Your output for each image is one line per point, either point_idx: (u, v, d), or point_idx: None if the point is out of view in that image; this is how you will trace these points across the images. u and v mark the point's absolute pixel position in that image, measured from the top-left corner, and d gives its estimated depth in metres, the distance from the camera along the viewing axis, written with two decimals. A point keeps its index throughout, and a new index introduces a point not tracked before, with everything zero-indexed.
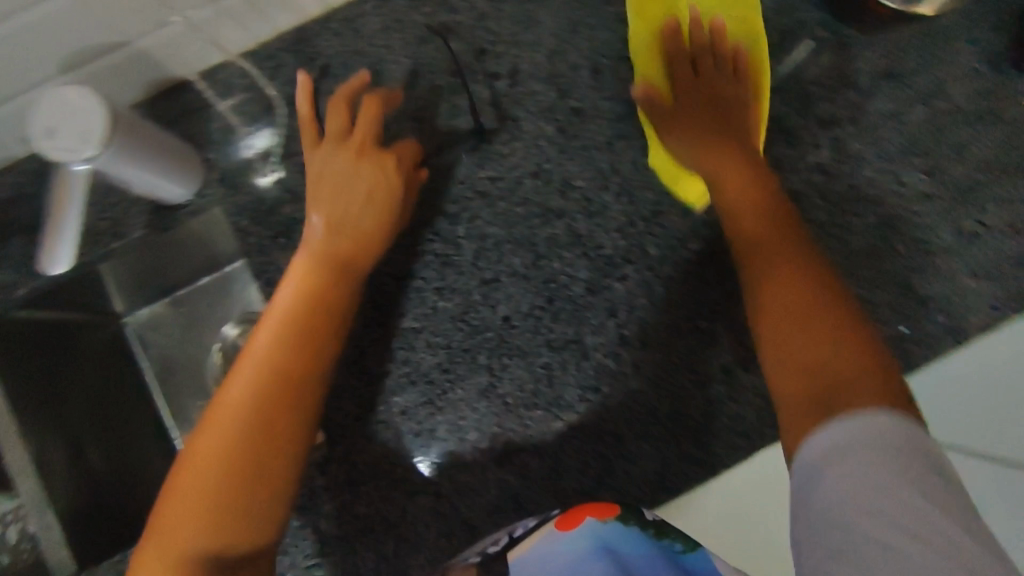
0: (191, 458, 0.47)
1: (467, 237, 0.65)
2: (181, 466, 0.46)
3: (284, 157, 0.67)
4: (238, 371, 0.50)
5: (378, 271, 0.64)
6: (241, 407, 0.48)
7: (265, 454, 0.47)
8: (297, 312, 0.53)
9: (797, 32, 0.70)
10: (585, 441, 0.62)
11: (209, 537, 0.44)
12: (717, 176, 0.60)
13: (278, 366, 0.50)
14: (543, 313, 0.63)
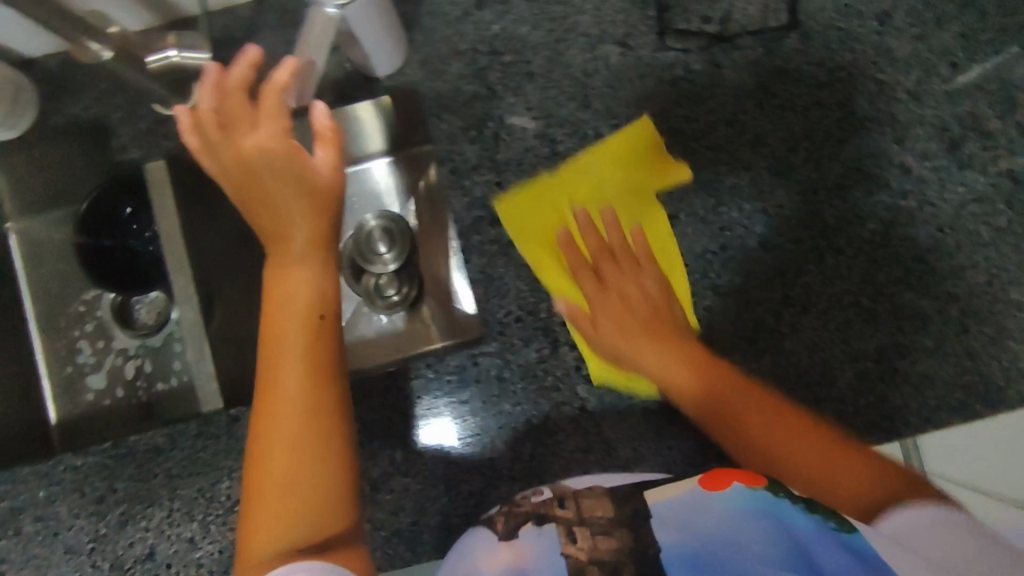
0: (258, 452, 0.45)
1: (653, 170, 0.66)
2: (251, 438, 0.46)
3: (487, 53, 0.67)
4: (270, 350, 0.46)
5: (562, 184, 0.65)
6: (305, 371, 0.45)
7: (329, 424, 0.46)
8: (323, 283, 0.47)
9: (1016, 34, 0.67)
10: None
11: (295, 537, 0.43)
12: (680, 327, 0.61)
13: (314, 356, 0.46)
14: (713, 259, 0.65)
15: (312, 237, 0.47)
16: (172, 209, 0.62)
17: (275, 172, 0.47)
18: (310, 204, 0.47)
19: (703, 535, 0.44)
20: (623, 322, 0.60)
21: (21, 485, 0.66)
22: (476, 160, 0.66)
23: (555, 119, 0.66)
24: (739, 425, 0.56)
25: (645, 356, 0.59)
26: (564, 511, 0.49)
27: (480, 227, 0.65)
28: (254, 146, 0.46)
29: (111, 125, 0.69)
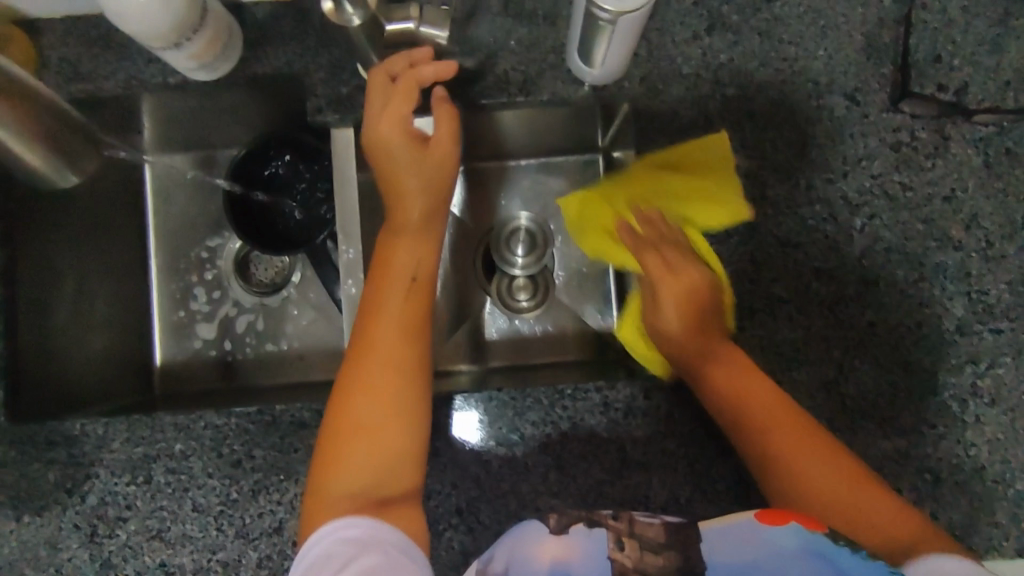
0: (359, 371, 0.55)
1: (861, 232, 0.64)
2: (350, 373, 0.55)
3: (711, 82, 0.64)
4: (382, 308, 0.57)
5: (766, 231, 0.64)
6: (396, 328, 0.56)
7: (411, 375, 0.55)
8: (425, 257, 0.60)
9: None
10: (903, 468, 0.61)
11: (352, 478, 0.53)
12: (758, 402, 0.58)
13: (404, 320, 0.57)
14: (907, 333, 0.63)
15: (424, 208, 0.61)
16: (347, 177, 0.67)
17: (398, 161, 0.60)
18: (427, 194, 0.61)
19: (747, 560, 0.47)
20: (688, 351, 0.60)
21: (159, 434, 0.65)
22: None
23: (768, 162, 0.64)
24: (770, 424, 0.56)
25: (716, 371, 0.59)
26: (617, 522, 0.51)
27: None
28: (384, 132, 0.59)
29: (309, 81, 0.66)
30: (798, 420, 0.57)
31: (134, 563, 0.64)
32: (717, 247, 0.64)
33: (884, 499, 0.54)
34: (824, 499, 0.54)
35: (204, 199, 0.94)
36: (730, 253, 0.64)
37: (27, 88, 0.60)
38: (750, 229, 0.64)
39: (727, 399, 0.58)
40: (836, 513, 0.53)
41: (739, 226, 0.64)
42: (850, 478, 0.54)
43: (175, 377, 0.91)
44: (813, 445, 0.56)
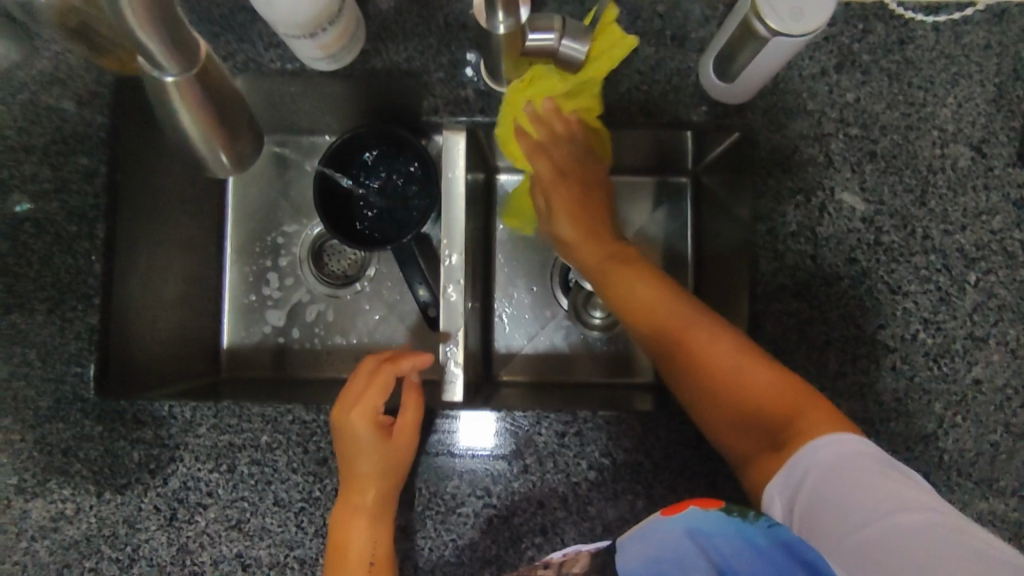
0: (340, 559, 0.60)
1: (975, 286, 0.62)
2: None
3: (835, 120, 0.64)
4: None
5: (877, 276, 0.63)
6: None
7: None
8: (383, 533, 0.60)
9: None
10: (998, 531, 0.60)
11: None
12: (716, 344, 0.58)
13: None
14: (1015, 393, 0.61)
15: (396, 457, 0.62)
16: (458, 181, 0.67)
17: (363, 447, 0.60)
18: (383, 483, 0.61)
19: (648, 556, 0.45)
20: (606, 268, 0.67)
21: (246, 424, 0.65)
22: (795, 226, 0.63)
23: (886, 207, 0.63)
24: (699, 364, 0.58)
25: (640, 291, 0.64)
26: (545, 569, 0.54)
27: (782, 297, 0.62)
28: (354, 419, 0.61)
29: (428, 81, 0.67)
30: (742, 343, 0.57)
31: (209, 551, 0.64)
32: (826, 287, 0.63)
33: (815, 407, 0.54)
34: (734, 424, 0.56)
35: (286, 185, 0.94)
36: (838, 294, 0.63)
37: (216, 75, 0.57)
38: (860, 273, 0.63)
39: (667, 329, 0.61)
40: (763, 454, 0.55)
41: (849, 268, 0.63)
42: (773, 400, 0.55)
43: (240, 361, 0.91)
44: (743, 364, 0.56)
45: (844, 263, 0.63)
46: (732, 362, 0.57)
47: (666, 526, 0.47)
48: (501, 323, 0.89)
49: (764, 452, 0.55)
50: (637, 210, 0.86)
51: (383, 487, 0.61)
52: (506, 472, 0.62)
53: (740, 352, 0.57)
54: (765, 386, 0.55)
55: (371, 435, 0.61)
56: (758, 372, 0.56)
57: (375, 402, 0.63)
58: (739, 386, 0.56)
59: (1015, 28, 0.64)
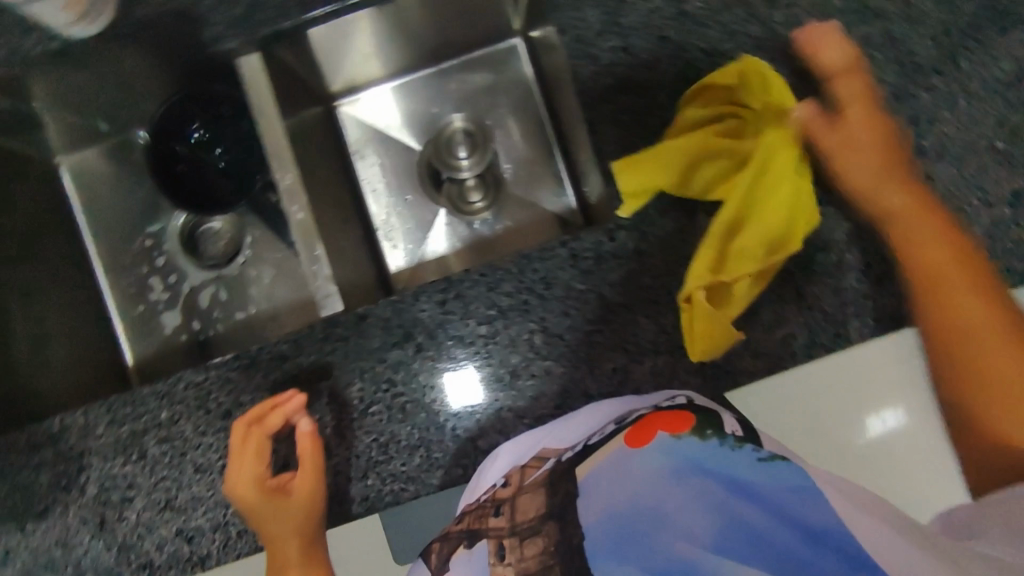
0: None
1: (784, 23, 0.65)
2: None
3: None
4: None
5: (692, 46, 0.64)
6: None
7: None
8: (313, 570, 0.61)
9: None
10: (870, 244, 0.63)
11: None
12: (936, 247, 0.59)
13: None
14: None
15: (303, 508, 0.60)
16: (270, 112, 0.66)
17: (259, 512, 0.60)
18: (296, 531, 0.61)
19: (629, 507, 0.50)
20: (926, 252, 0.58)
21: (142, 406, 0.64)
22: (600, 25, 0.64)
23: None
24: (936, 282, 0.58)
25: (851, 162, 0.59)
26: (499, 520, 0.54)
27: (611, 96, 0.63)
28: (240, 492, 0.60)
29: (202, 10, 0.67)
30: (932, 216, 0.59)
31: (149, 539, 0.63)
32: (646, 74, 0.63)
33: (1019, 355, 0.56)
34: (965, 330, 0.57)
35: (137, 185, 0.91)
36: (660, 77, 0.63)
37: None
38: (674, 48, 0.64)
39: (903, 233, 0.59)
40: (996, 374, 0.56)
41: (663, 47, 0.64)
42: (946, 254, 0.58)
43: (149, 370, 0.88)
44: (936, 252, 0.59)
45: (657, 44, 0.64)
46: (938, 256, 0.59)
47: (637, 463, 0.52)
48: (388, 241, 0.87)
49: (965, 264, 0.58)
50: (483, 92, 0.90)
51: (301, 528, 0.61)
52: (404, 359, 0.62)
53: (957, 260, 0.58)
54: (958, 272, 0.58)
55: (264, 489, 0.60)
56: (959, 264, 0.58)
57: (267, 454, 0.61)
58: (942, 270, 0.58)
59: None
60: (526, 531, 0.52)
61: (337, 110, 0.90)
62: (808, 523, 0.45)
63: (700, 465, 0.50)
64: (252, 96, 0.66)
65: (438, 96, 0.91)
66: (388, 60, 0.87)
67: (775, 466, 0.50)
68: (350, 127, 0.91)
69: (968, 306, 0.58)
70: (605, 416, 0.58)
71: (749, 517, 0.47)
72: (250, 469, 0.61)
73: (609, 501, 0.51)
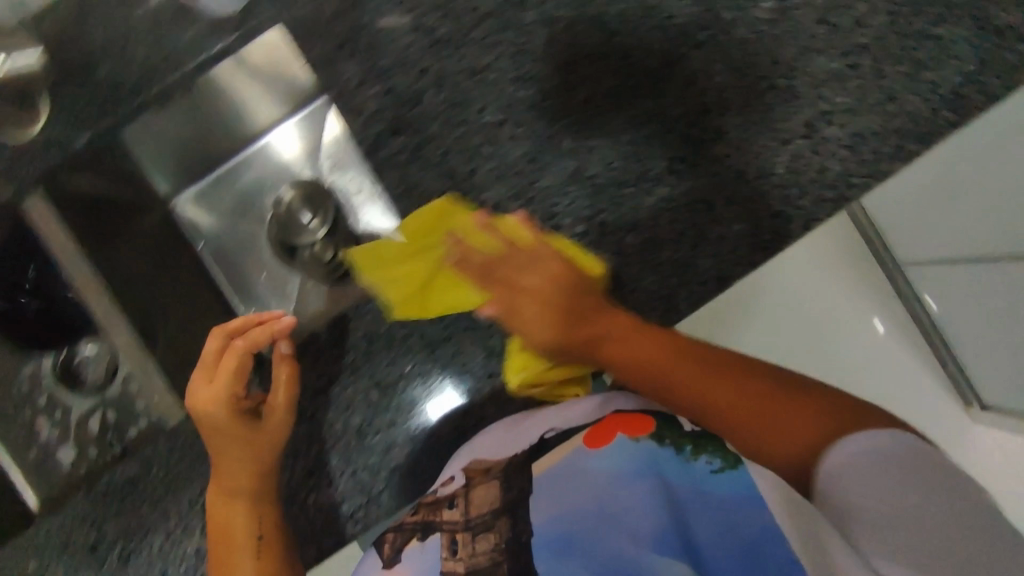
0: (224, 543, 0.60)
1: (539, 22, 0.63)
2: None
3: None
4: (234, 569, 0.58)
5: (452, 70, 0.62)
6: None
7: None
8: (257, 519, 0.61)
9: None
10: (677, 212, 0.63)
11: None
12: (690, 375, 0.51)
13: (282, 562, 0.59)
14: (624, 88, 0.63)
15: (274, 436, 0.64)
16: (68, 251, 0.62)
17: (223, 442, 0.61)
18: (254, 467, 0.63)
19: (572, 510, 0.50)
20: (647, 366, 0.53)
21: None
22: (358, 77, 0.62)
23: (423, 5, 0.62)
24: (668, 397, 0.52)
25: (633, 342, 0.54)
26: (452, 512, 0.54)
27: (383, 142, 0.63)
28: (212, 412, 0.60)
29: None
30: (692, 359, 0.52)
31: None
32: (415, 110, 0.62)
33: (810, 418, 0.47)
34: (666, 392, 0.52)
35: None
36: (429, 109, 0.62)
37: None
38: (436, 77, 0.62)
39: (629, 366, 0.54)
40: (789, 428, 0.47)
41: (425, 79, 0.62)
42: (717, 372, 0.52)
43: None
44: (713, 363, 0.52)
45: (418, 78, 0.62)
46: (683, 374, 0.52)
47: (592, 465, 0.53)
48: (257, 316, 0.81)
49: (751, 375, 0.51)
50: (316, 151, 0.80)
51: (257, 462, 0.63)
52: None
53: (671, 349, 0.53)
54: (676, 355, 0.53)
55: (225, 412, 0.60)
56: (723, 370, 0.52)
57: (245, 370, 0.62)
58: (681, 393, 0.51)
59: None
60: (477, 527, 0.51)
61: (174, 208, 0.81)
62: (750, 533, 0.46)
63: (663, 468, 0.51)
64: (43, 245, 0.61)
65: (274, 166, 0.83)
66: (200, 148, 0.77)
67: (742, 477, 0.49)
68: (188, 218, 0.82)
69: (816, 416, 0.47)
70: (552, 423, 0.61)
71: (710, 525, 0.47)
72: (208, 387, 0.61)
73: (556, 508, 0.51)
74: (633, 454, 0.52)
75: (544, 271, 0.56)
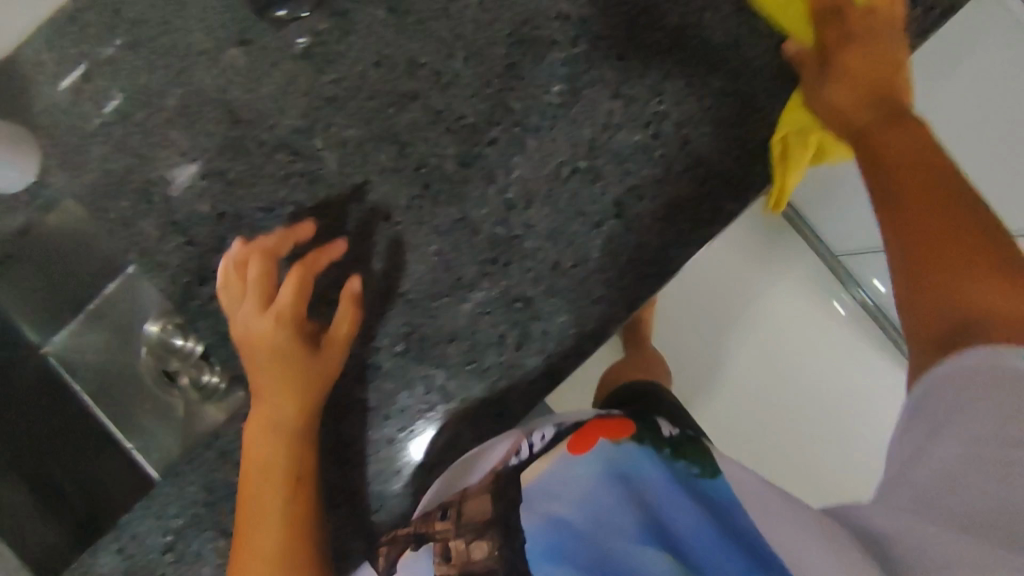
0: (241, 508, 0.55)
1: (328, 148, 0.62)
2: (253, 521, 0.54)
3: (116, 121, 0.62)
4: (263, 525, 0.53)
5: (249, 209, 0.62)
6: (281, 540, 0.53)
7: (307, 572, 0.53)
8: (283, 453, 0.56)
9: None
10: (497, 313, 0.62)
11: None
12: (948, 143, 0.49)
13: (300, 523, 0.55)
14: (423, 199, 0.62)
15: (328, 369, 0.58)
16: None
17: (262, 364, 0.57)
18: (299, 401, 0.57)
19: (579, 502, 0.41)
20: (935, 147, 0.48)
21: None
22: (157, 232, 0.62)
23: (212, 151, 0.62)
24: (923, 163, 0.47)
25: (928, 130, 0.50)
26: (443, 524, 0.46)
27: (193, 292, 0.62)
28: (259, 327, 0.56)
29: None
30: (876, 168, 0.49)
31: None
32: (218, 256, 0.62)
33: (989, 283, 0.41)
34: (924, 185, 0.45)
35: None
36: (232, 253, 0.62)
37: None
38: (235, 219, 0.62)
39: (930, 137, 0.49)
40: (989, 300, 0.40)
41: (224, 223, 0.62)
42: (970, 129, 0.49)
43: None
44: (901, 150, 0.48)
45: (217, 224, 0.62)
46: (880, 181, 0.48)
47: (579, 471, 0.44)
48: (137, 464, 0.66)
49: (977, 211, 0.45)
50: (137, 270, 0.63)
51: (280, 415, 0.56)
52: None
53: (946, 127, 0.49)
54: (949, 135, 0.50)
55: (298, 314, 0.58)
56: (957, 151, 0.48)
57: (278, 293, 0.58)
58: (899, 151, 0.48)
59: None
60: (469, 534, 0.44)
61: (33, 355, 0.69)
62: (748, 535, 0.39)
63: (639, 481, 0.42)
64: None
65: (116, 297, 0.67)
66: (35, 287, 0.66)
67: (713, 485, 0.43)
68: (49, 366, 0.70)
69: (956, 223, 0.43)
70: (557, 421, 0.54)
71: (704, 522, 0.40)
72: (258, 300, 0.57)
73: (544, 510, 0.42)
74: (609, 467, 0.43)
75: (845, 33, 0.55)
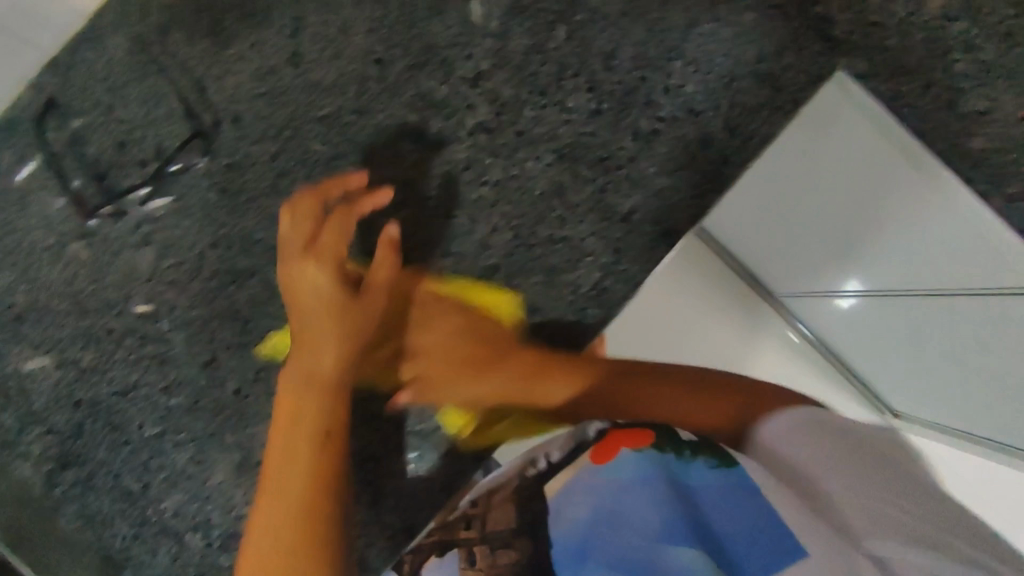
0: (289, 421, 0.48)
1: (174, 329, 0.65)
2: (272, 498, 0.45)
3: None
4: (295, 471, 0.45)
5: (104, 394, 0.65)
6: (309, 483, 0.45)
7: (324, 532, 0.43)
8: (339, 410, 0.49)
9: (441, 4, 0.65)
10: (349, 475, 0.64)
11: None
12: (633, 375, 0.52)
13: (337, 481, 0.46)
14: (268, 372, 0.65)
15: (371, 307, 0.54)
16: None
17: (326, 295, 0.53)
18: (348, 347, 0.52)
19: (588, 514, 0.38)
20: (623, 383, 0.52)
21: None
22: (18, 424, 0.64)
23: (63, 341, 0.65)
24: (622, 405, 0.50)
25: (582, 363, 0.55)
26: (468, 533, 0.42)
27: (55, 479, 0.64)
28: (320, 263, 0.54)
29: None
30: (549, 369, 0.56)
31: None
32: (78, 442, 0.65)
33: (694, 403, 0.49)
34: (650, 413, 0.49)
35: None
36: (91, 438, 0.65)
37: None
38: (91, 404, 0.65)
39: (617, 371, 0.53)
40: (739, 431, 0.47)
41: (81, 410, 0.65)
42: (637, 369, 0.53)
43: None
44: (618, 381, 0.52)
45: (74, 411, 0.65)
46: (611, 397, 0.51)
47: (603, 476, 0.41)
48: None
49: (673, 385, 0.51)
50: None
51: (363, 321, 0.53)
52: None
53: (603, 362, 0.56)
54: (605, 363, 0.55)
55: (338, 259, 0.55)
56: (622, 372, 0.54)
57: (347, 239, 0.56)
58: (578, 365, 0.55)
59: (27, 121, 0.64)
60: (495, 541, 0.40)
61: None
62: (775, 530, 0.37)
63: (675, 482, 0.40)
64: None
65: None
66: None
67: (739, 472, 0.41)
68: None
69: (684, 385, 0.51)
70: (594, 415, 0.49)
71: (736, 525, 0.37)
72: (304, 246, 0.55)
73: (600, 497, 0.39)
74: (644, 463, 0.41)
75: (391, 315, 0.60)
